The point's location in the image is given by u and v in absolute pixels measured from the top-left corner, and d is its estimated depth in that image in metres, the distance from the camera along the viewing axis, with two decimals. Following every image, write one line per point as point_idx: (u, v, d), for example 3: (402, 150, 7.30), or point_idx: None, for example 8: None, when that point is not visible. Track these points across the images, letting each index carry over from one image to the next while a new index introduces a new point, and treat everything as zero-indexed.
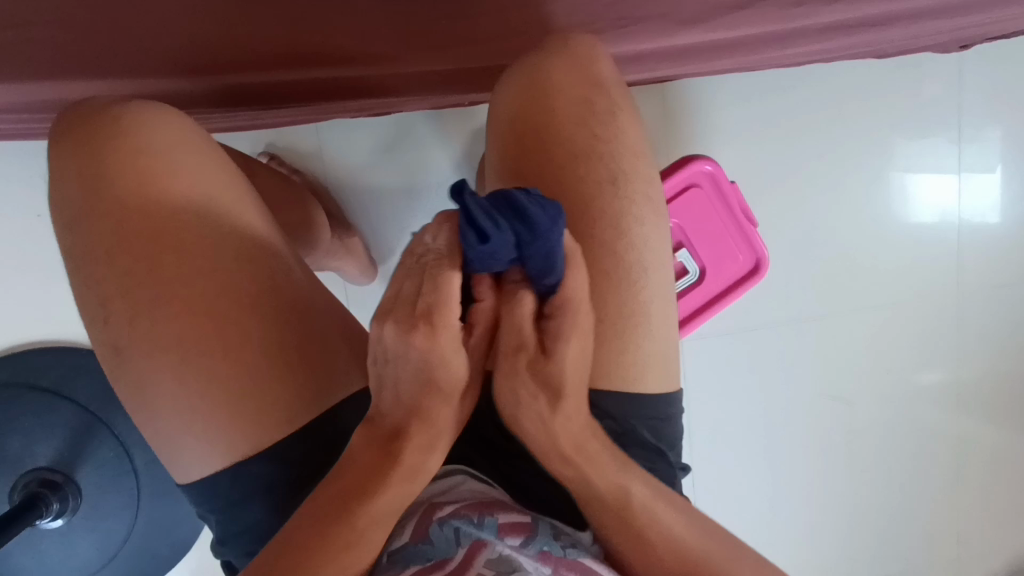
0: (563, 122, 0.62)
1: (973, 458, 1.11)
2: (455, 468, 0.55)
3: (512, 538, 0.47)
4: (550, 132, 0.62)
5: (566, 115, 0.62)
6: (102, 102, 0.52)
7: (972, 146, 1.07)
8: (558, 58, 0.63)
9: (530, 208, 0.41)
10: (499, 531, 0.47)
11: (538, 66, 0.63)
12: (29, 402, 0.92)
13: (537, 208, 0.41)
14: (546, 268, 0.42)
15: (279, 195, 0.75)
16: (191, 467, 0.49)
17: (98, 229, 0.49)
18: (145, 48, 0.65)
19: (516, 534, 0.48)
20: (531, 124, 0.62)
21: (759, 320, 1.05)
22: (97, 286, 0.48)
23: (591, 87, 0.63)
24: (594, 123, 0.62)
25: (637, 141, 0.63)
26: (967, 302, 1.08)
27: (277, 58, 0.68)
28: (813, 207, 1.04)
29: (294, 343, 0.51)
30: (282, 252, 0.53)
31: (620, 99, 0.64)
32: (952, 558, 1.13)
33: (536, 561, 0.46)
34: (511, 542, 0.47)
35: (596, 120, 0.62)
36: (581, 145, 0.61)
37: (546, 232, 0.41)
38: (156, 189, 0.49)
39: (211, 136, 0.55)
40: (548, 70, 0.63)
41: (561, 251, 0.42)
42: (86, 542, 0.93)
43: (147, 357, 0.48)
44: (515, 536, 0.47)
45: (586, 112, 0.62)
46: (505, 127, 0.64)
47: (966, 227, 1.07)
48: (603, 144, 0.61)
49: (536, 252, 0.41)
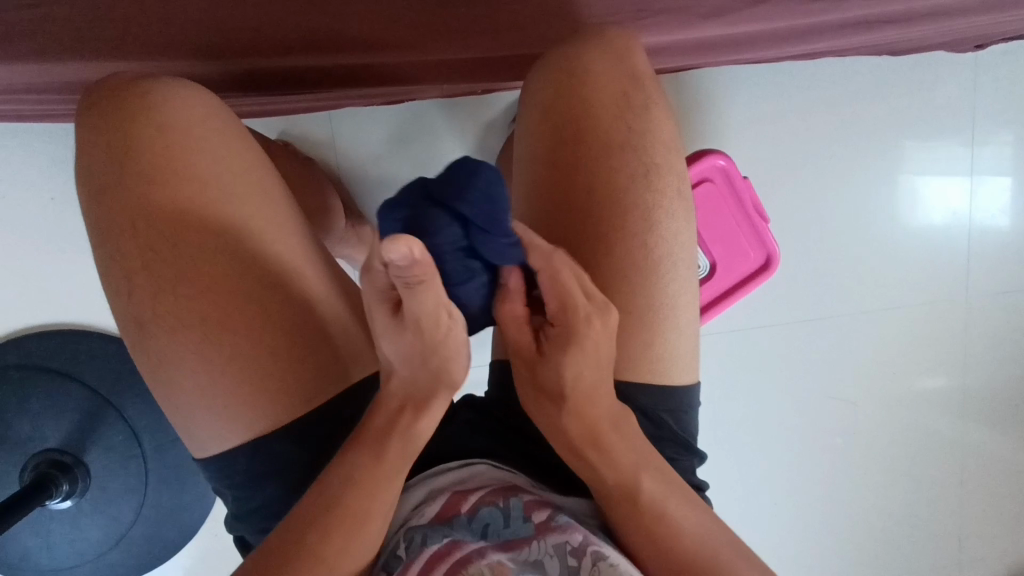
0: (600, 113, 0.61)
1: (976, 461, 1.11)
2: (476, 459, 0.56)
3: (538, 515, 0.50)
4: (586, 123, 0.61)
5: (600, 106, 0.61)
6: (129, 78, 0.51)
7: (987, 148, 1.06)
8: (596, 50, 0.63)
9: (461, 175, 0.41)
10: (524, 511, 0.50)
11: (574, 58, 0.63)
12: (40, 384, 0.93)
13: (467, 174, 0.41)
14: (492, 224, 0.41)
15: (298, 181, 0.76)
16: (210, 443, 0.49)
17: (122, 203, 0.48)
18: (161, 31, 0.65)
19: (541, 511, 0.50)
20: (567, 114, 0.62)
21: (768, 318, 1.05)
22: (121, 260, 0.48)
23: (629, 81, 0.63)
24: (629, 114, 0.62)
25: (667, 134, 0.63)
26: (975, 304, 1.08)
27: (296, 44, 0.69)
28: (822, 207, 1.04)
29: (315, 322, 0.51)
30: (301, 233, 0.54)
31: (656, 95, 0.64)
32: (953, 559, 1.13)
33: (566, 535, 0.49)
34: (538, 519, 0.50)
35: (631, 114, 0.62)
36: (614, 136, 0.61)
37: (467, 196, 0.40)
38: (180, 165, 0.49)
39: (231, 111, 0.54)
40: (587, 62, 0.63)
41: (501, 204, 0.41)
42: (94, 525, 0.94)
43: (170, 332, 0.48)
44: (540, 512, 0.50)
45: (623, 105, 0.62)
46: (531, 117, 0.64)
47: (976, 229, 1.07)
48: (636, 137, 0.61)
49: (479, 213, 0.41)
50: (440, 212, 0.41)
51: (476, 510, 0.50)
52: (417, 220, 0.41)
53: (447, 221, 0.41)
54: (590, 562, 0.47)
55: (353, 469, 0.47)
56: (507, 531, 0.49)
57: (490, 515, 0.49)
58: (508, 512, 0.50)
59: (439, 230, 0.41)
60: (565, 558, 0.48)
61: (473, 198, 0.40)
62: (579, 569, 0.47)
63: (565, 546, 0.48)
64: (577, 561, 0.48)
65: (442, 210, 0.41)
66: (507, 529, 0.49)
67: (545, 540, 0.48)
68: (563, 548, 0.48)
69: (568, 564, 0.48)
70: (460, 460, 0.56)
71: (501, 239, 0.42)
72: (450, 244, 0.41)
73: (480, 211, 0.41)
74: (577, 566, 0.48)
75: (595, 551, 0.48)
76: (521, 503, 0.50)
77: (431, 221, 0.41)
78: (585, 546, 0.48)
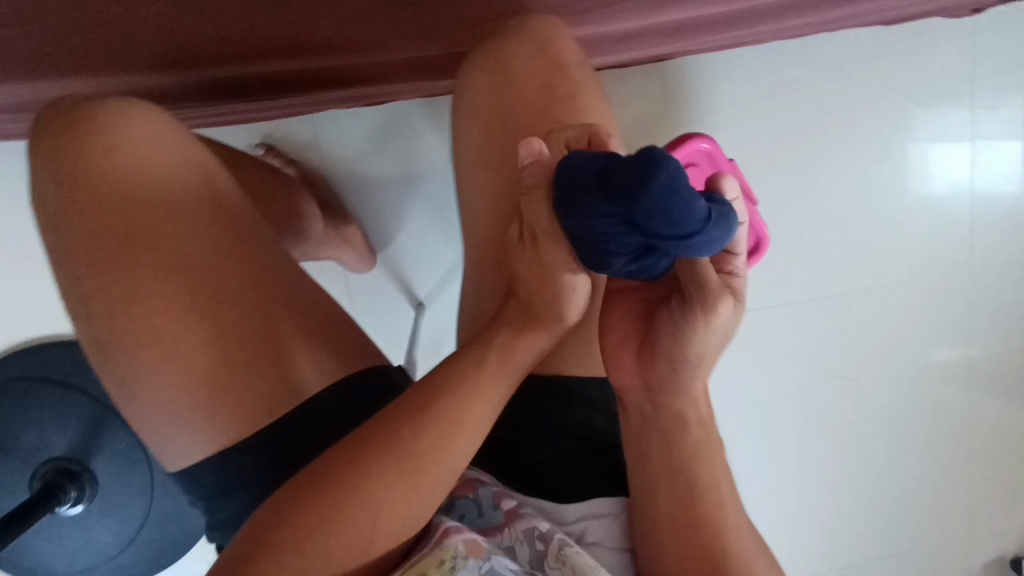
0: (527, 109, 0.60)
1: (985, 434, 1.09)
2: None
3: (507, 502, 0.52)
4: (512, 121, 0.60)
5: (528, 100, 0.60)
6: (77, 99, 0.52)
7: (989, 113, 1.03)
8: (516, 41, 0.61)
9: (642, 170, 0.38)
10: (494, 500, 0.52)
11: (496, 52, 0.61)
12: (44, 394, 0.95)
13: (652, 167, 0.38)
14: (667, 225, 0.39)
15: (267, 189, 0.76)
16: (179, 456, 0.50)
17: (76, 226, 0.49)
18: (123, 46, 0.65)
19: (509, 500, 0.52)
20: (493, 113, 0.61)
21: (763, 300, 1.04)
22: (78, 283, 0.48)
23: (553, 70, 0.61)
24: (555, 106, 0.60)
25: (600, 120, 0.61)
26: (979, 274, 1.06)
27: (257, 52, 0.69)
28: (818, 183, 1.02)
29: (277, 333, 0.52)
30: (263, 243, 0.54)
31: (586, 80, 0.62)
32: (965, 536, 1.11)
33: (534, 522, 0.51)
34: (506, 507, 0.52)
35: (559, 102, 0.60)
36: (544, 129, 0.59)
37: (639, 197, 0.38)
38: (133, 185, 0.49)
39: (185, 126, 0.55)
40: (509, 55, 0.61)
41: (681, 206, 0.38)
42: (103, 529, 0.97)
43: (129, 351, 0.48)
44: (508, 500, 0.52)
45: (549, 97, 0.60)
46: (467, 121, 0.62)
47: (980, 197, 1.04)
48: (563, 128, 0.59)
49: (649, 215, 0.39)
50: (612, 206, 0.41)
51: (452, 502, 0.52)
52: (586, 207, 0.42)
53: (616, 215, 0.41)
54: (556, 548, 0.49)
55: (331, 472, 0.45)
56: (481, 520, 0.51)
57: (465, 507, 0.52)
58: (480, 504, 0.52)
59: (608, 222, 0.41)
60: (534, 543, 0.49)
61: (646, 203, 0.38)
62: (545, 553, 0.49)
63: (533, 531, 0.50)
64: (545, 546, 0.49)
65: (617, 207, 0.40)
66: (481, 519, 0.51)
67: (515, 527, 0.50)
68: (532, 533, 0.50)
69: (535, 549, 0.49)
70: None
71: (676, 242, 0.41)
72: (618, 240, 0.42)
73: (654, 217, 0.39)
74: (544, 550, 0.49)
75: (562, 537, 0.50)
76: (490, 492, 0.53)
77: (603, 210, 0.41)
78: (552, 532, 0.50)
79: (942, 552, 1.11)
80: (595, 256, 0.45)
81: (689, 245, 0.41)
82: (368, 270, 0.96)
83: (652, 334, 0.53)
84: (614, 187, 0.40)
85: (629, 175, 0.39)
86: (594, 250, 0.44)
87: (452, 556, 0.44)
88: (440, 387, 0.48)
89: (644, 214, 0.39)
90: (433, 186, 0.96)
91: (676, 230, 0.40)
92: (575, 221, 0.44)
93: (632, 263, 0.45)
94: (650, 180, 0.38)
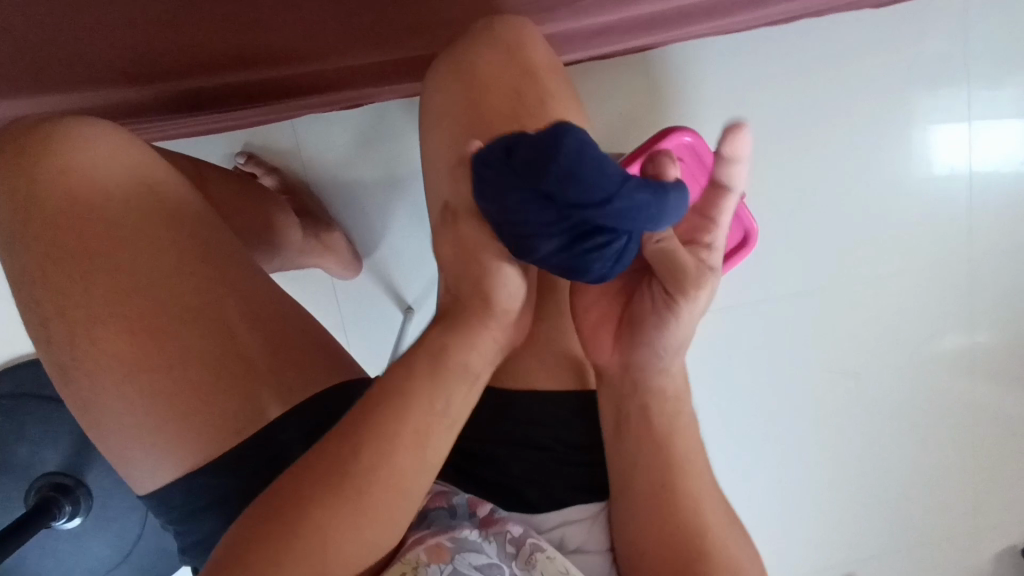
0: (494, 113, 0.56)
1: (995, 423, 1.06)
2: None
3: (481, 509, 0.53)
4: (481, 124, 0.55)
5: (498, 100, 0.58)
6: (34, 121, 0.52)
7: (986, 92, 1.00)
8: (481, 45, 0.59)
9: (544, 140, 0.44)
10: (468, 507, 0.53)
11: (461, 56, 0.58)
12: (36, 409, 0.96)
13: (555, 139, 0.44)
14: (576, 189, 0.42)
15: (237, 202, 0.74)
16: (146, 479, 0.50)
17: (33, 250, 0.49)
18: (88, 61, 0.66)
19: (483, 506, 0.54)
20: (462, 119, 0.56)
21: (756, 292, 1.03)
22: (37, 308, 0.49)
23: (522, 73, 0.58)
24: (524, 110, 0.57)
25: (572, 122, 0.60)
26: (980, 258, 1.03)
27: (223, 63, 0.69)
28: (807, 173, 1.01)
29: (240, 352, 0.51)
30: (227, 259, 0.54)
31: (557, 84, 0.60)
32: (980, 529, 1.08)
33: (508, 526, 0.52)
34: (481, 513, 0.53)
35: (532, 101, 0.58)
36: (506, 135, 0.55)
37: (547, 163, 0.43)
38: (88, 208, 0.49)
39: (144, 145, 0.55)
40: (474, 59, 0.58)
41: (586, 170, 0.42)
42: (99, 542, 0.97)
43: (88, 375, 0.48)
44: (483, 507, 0.54)
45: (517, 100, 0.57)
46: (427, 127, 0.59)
47: (978, 179, 1.02)
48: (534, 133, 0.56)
49: (558, 180, 0.43)
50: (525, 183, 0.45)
51: (424, 511, 0.51)
52: (503, 192, 0.46)
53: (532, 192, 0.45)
54: (526, 552, 0.51)
55: (277, 503, 0.43)
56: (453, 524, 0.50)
57: (437, 514, 0.51)
58: (452, 511, 0.52)
59: (525, 202, 0.45)
60: (505, 546, 0.51)
61: (552, 166, 0.43)
62: (516, 555, 0.51)
63: (505, 536, 0.52)
64: (515, 549, 0.51)
65: (529, 184, 0.45)
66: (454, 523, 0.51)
67: (488, 531, 0.52)
68: (504, 537, 0.51)
69: (507, 552, 0.51)
70: None
71: (590, 210, 0.43)
72: (537, 219, 0.45)
73: (562, 180, 0.43)
74: (515, 552, 0.51)
75: (533, 542, 0.52)
76: (464, 500, 0.53)
77: (520, 190, 0.45)
78: (524, 536, 0.52)
79: (955, 546, 1.08)
80: (523, 247, 0.47)
81: (606, 214, 0.43)
82: (354, 275, 0.95)
83: (631, 311, 0.55)
84: (524, 164, 0.45)
85: (534, 148, 0.44)
86: (518, 237, 0.47)
87: (414, 566, 0.46)
88: (394, 405, 0.46)
89: (554, 178, 0.43)
90: (419, 188, 0.94)
91: (586, 195, 0.43)
92: (496, 210, 0.48)
93: (562, 253, 0.47)
94: (554, 145, 0.43)
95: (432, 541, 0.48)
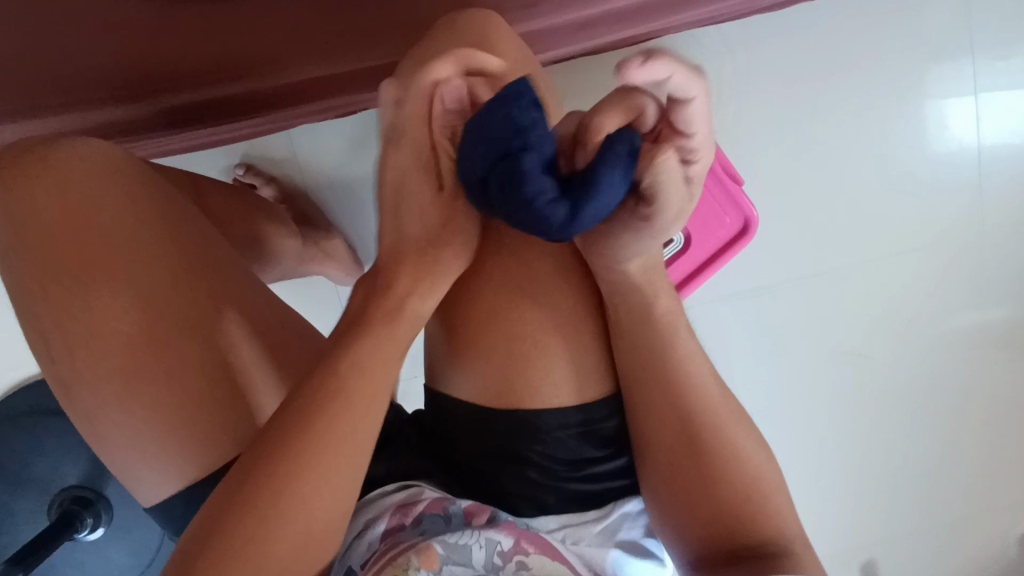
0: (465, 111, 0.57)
1: (1013, 400, 1.04)
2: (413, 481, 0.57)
3: (478, 519, 0.54)
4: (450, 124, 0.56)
5: None
6: (32, 141, 0.53)
7: (993, 63, 0.98)
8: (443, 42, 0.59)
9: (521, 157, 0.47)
10: (465, 517, 0.54)
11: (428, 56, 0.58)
12: (54, 425, 0.98)
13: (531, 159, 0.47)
14: (532, 216, 0.47)
15: (231, 214, 0.74)
16: (151, 491, 0.51)
17: (32, 267, 0.50)
18: (86, 79, 0.69)
19: (481, 515, 0.54)
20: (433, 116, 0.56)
21: (760, 278, 1.02)
22: (38, 324, 0.50)
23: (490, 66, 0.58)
24: None
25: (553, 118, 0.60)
26: (991, 233, 1.01)
27: (211, 74, 0.71)
28: (809, 155, 0.99)
29: (236, 364, 0.52)
30: (222, 270, 0.55)
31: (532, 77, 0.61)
32: (1001, 508, 1.06)
33: (500, 537, 0.53)
34: (477, 522, 0.54)
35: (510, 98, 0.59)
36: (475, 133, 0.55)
37: (514, 182, 0.47)
38: (85, 223, 0.50)
39: (137, 160, 0.56)
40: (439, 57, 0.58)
41: (545, 202, 0.46)
42: (121, 553, 0.99)
43: (91, 389, 0.49)
44: (480, 516, 0.54)
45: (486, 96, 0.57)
46: None
47: (987, 153, 1.00)
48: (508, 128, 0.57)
49: (518, 202, 0.47)
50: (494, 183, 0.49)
51: (422, 517, 0.53)
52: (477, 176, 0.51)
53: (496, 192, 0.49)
54: (512, 568, 0.52)
55: (244, 493, 0.43)
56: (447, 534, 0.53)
57: (433, 522, 0.53)
58: (449, 520, 0.54)
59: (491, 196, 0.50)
60: (493, 555, 0.52)
61: (517, 189, 0.46)
62: (501, 568, 0.52)
63: (495, 546, 0.52)
64: (502, 562, 0.52)
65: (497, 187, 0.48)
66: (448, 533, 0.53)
67: (479, 536, 0.53)
68: (493, 545, 0.52)
69: (492, 562, 0.52)
70: (403, 482, 0.57)
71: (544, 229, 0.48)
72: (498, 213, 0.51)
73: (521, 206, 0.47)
74: (500, 565, 0.52)
75: (520, 559, 0.52)
76: (463, 510, 0.54)
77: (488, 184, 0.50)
78: (513, 552, 0.52)
79: (979, 527, 1.06)
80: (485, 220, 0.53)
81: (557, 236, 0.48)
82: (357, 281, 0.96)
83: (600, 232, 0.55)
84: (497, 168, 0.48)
85: (511, 161, 0.47)
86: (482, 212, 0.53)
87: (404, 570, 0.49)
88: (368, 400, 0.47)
89: (515, 198, 0.47)
90: None
91: (540, 222, 0.47)
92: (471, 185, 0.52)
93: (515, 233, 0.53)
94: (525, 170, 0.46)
95: (423, 547, 0.50)
